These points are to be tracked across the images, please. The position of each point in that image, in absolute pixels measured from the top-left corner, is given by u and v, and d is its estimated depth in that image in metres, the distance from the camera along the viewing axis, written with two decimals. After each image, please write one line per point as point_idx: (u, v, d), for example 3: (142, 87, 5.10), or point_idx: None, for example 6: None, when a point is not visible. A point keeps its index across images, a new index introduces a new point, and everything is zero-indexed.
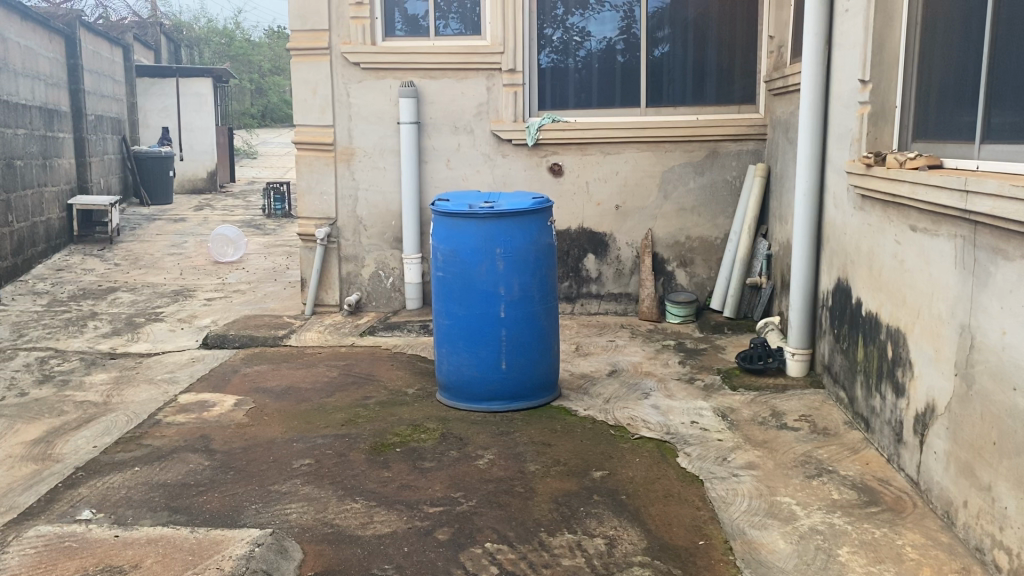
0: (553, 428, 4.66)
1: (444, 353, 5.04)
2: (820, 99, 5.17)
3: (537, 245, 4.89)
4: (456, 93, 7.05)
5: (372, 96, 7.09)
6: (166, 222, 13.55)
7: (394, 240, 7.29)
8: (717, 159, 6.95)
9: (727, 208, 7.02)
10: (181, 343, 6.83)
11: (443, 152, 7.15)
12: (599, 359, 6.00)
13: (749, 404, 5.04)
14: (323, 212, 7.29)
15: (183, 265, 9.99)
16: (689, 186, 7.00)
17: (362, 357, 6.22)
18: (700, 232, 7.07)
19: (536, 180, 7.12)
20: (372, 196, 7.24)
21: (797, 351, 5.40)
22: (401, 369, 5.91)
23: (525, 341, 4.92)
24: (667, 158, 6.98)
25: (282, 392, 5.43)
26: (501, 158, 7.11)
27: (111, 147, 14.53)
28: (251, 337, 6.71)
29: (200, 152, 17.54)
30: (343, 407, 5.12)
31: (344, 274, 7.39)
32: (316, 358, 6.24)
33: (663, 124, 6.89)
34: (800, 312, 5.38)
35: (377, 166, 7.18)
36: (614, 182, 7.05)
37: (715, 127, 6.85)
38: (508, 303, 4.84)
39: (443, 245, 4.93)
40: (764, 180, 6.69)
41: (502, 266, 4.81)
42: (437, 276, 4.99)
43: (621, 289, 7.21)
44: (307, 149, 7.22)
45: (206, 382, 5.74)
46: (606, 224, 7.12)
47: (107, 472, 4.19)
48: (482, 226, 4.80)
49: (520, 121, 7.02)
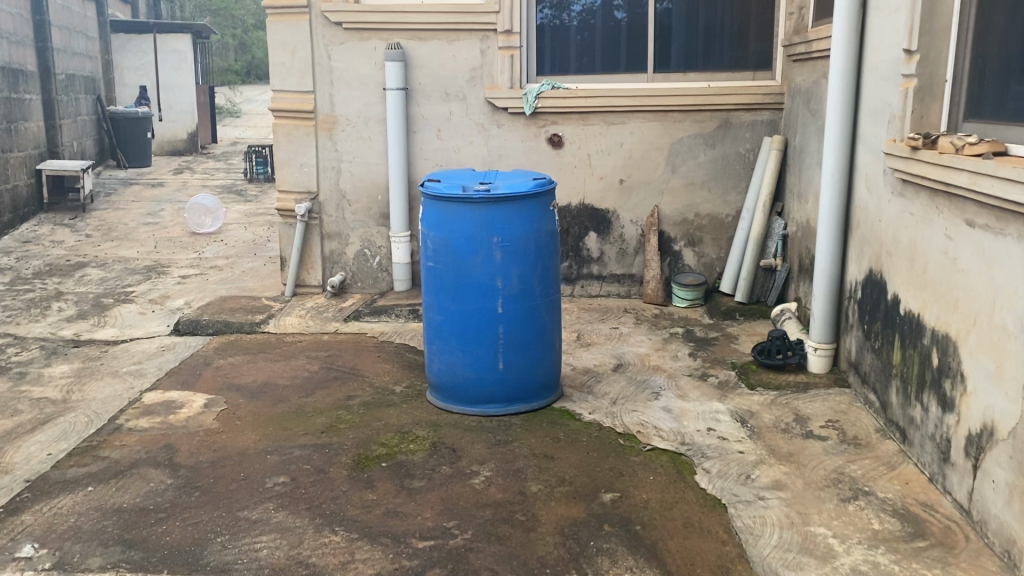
0: (556, 437, 4.21)
1: (435, 351, 4.58)
2: (852, 69, 4.66)
3: (538, 233, 4.42)
4: (447, 56, 6.49)
5: (355, 59, 6.52)
6: (143, 187, 12.95)
7: (381, 216, 6.77)
8: (729, 130, 6.44)
9: (739, 184, 6.53)
10: (151, 328, 6.33)
11: (432, 121, 6.60)
12: (603, 351, 5.54)
13: (770, 408, 4.59)
14: (304, 185, 6.75)
15: (158, 237, 9.43)
16: (698, 159, 6.50)
17: (346, 348, 5.74)
18: (709, 209, 6.58)
19: (533, 152, 6.59)
20: (356, 168, 6.70)
21: (820, 346, 4.96)
22: (388, 362, 5.44)
23: (525, 339, 4.47)
24: (675, 128, 6.46)
25: (257, 391, 4.95)
26: (496, 128, 6.57)
27: (84, 107, 13.86)
28: (226, 323, 6.22)
29: (179, 112, 16.81)
30: (324, 410, 4.65)
31: (328, 253, 6.88)
32: (296, 348, 5.76)
33: (672, 92, 6.36)
34: (824, 303, 4.92)
35: (362, 136, 6.64)
36: (618, 155, 6.53)
37: (728, 95, 6.35)
38: (506, 297, 4.38)
39: (434, 232, 4.45)
40: (780, 153, 6.23)
41: (499, 257, 4.34)
42: (426, 265, 4.52)
43: (625, 270, 6.73)
44: (285, 117, 6.66)
45: (176, 377, 5.25)
46: (609, 199, 6.62)
47: (56, 493, 3.73)
48: (477, 212, 4.32)
49: (517, 88, 6.47)
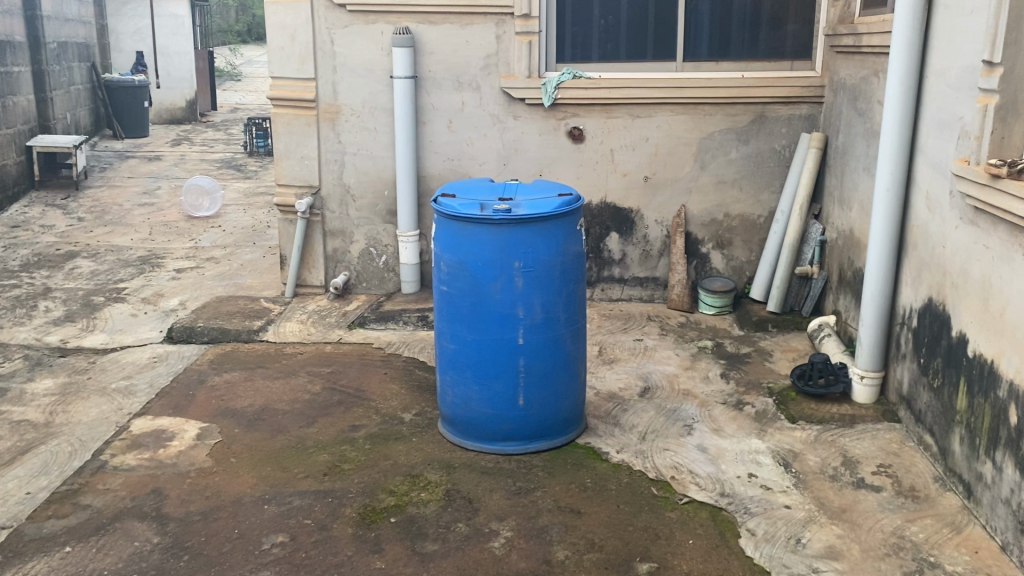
0: (582, 485, 3.83)
1: (448, 382, 4.17)
2: (914, 73, 4.20)
3: (564, 257, 3.99)
4: (460, 41, 5.99)
5: (361, 45, 6.04)
6: (140, 162, 12.47)
7: (388, 213, 6.34)
8: (764, 125, 5.97)
9: (773, 182, 6.07)
10: (142, 334, 5.93)
11: (443, 111, 6.12)
12: (627, 370, 5.14)
13: (815, 447, 4.20)
14: (305, 179, 6.30)
15: (153, 221, 8.99)
16: (730, 155, 6.03)
17: (350, 363, 5.34)
18: (740, 209, 6.12)
19: (551, 147, 6.11)
20: (361, 162, 6.25)
21: (867, 374, 4.55)
22: (396, 381, 5.04)
23: (548, 372, 4.06)
24: (705, 122, 5.99)
25: (254, 418, 4.56)
26: (511, 120, 6.09)
27: (78, 76, 13.33)
28: (222, 330, 5.81)
29: (177, 79, 16.23)
30: (327, 445, 4.26)
31: (331, 251, 6.45)
32: (296, 362, 5.36)
33: (702, 83, 5.88)
34: (874, 329, 4.50)
35: (367, 127, 6.17)
36: (643, 150, 6.06)
37: (764, 87, 5.87)
38: (527, 328, 3.97)
39: (448, 254, 4.02)
40: (820, 152, 5.78)
41: (520, 284, 3.92)
42: (439, 290, 4.10)
43: (648, 273, 6.30)
44: (284, 106, 6.19)
45: (167, 398, 4.86)
46: (633, 198, 6.16)
47: (31, 556, 3.36)
48: (496, 234, 3.89)
49: (535, 77, 5.99)
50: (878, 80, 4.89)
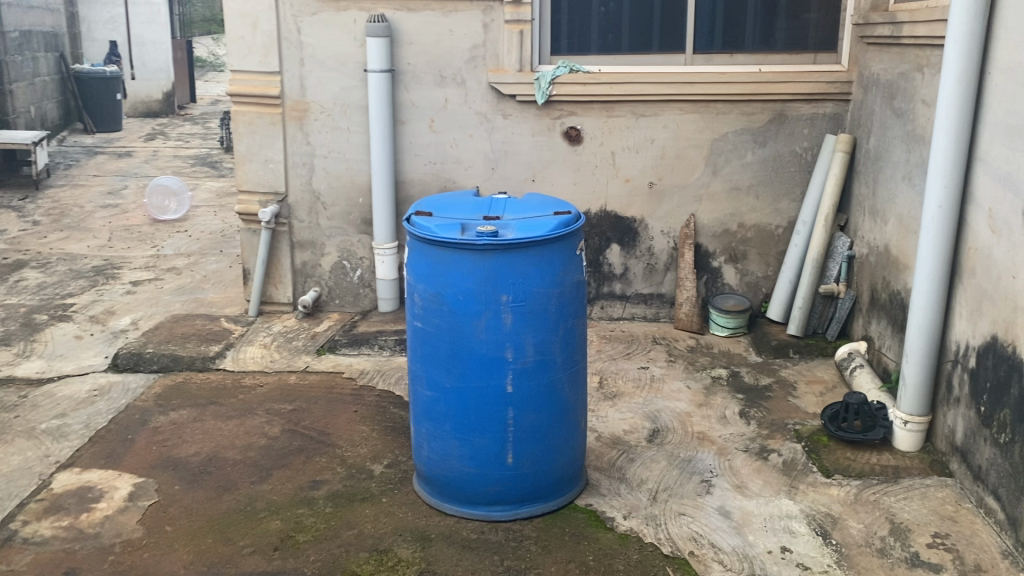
0: (585, 565, 3.20)
1: (424, 435, 3.52)
2: (974, 68, 3.56)
3: (561, 288, 3.34)
4: (442, 31, 5.32)
5: (331, 34, 5.36)
6: (108, 158, 11.74)
7: (362, 223, 5.67)
8: (783, 125, 5.32)
9: (794, 189, 5.42)
10: (85, 361, 5.26)
11: (425, 108, 5.45)
12: (632, 407, 4.49)
13: (855, 511, 3.57)
14: (269, 185, 5.63)
15: (114, 226, 8.30)
16: (745, 159, 5.38)
17: (315, 397, 4.68)
18: (756, 219, 5.48)
19: (545, 148, 5.45)
20: (333, 166, 5.58)
21: (911, 418, 3.93)
22: (367, 422, 4.39)
23: (542, 425, 3.42)
24: (718, 122, 5.34)
25: (199, 473, 3.91)
26: (500, 119, 5.43)
27: (43, 67, 12.59)
28: (173, 358, 5.14)
29: (153, 69, 15.45)
30: (281, 508, 3.61)
31: (299, 264, 5.79)
32: (255, 397, 4.70)
33: (716, 78, 5.23)
34: (921, 367, 3.86)
35: (339, 126, 5.50)
36: (647, 153, 5.41)
37: (784, 83, 5.22)
38: (518, 374, 3.33)
39: (423, 285, 3.37)
40: (847, 157, 5.15)
41: (508, 321, 3.28)
42: (412, 327, 3.45)
43: (653, 290, 5.65)
44: (245, 103, 5.52)
45: (101, 443, 4.20)
46: (636, 206, 5.51)
47: None
48: (480, 263, 3.24)
49: (527, 71, 5.32)
50: (922, 76, 4.24)
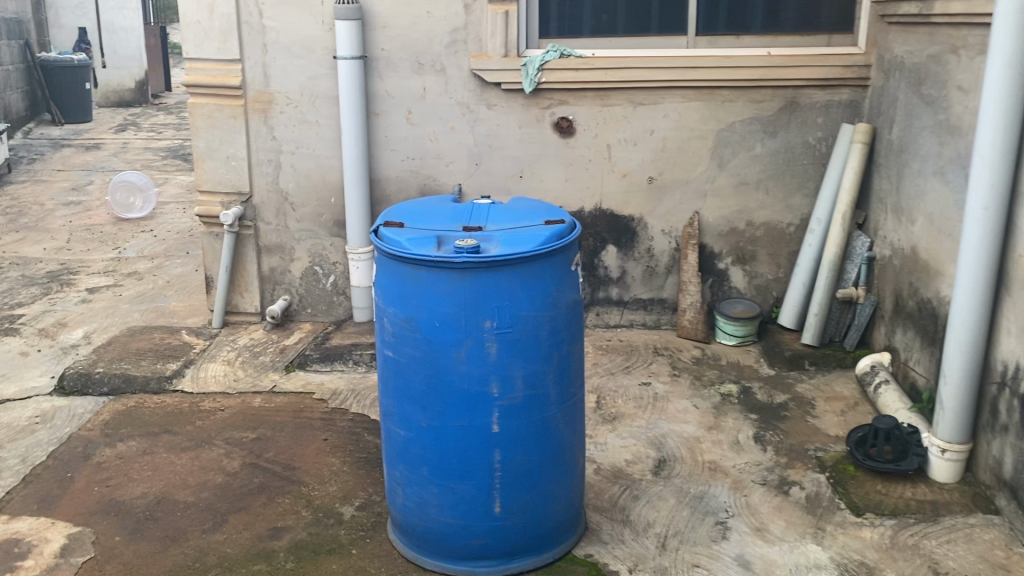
0: None
1: (398, 479, 3.06)
2: None
3: (554, 311, 2.87)
4: (419, 12, 4.82)
5: (296, 17, 4.85)
6: (75, 151, 11.18)
7: (335, 225, 5.18)
8: (795, 113, 4.85)
9: (807, 184, 4.95)
10: (28, 382, 4.76)
11: (401, 98, 4.95)
12: (635, 432, 4.03)
13: (892, 557, 3.13)
14: (232, 184, 5.13)
15: (74, 226, 7.78)
16: (754, 151, 4.91)
17: (282, 423, 4.20)
18: (765, 216, 5.01)
19: (534, 142, 4.96)
20: (301, 162, 5.08)
21: (950, 447, 3.48)
22: (338, 453, 3.92)
23: (533, 468, 2.95)
24: (723, 110, 4.86)
25: (144, 520, 3.43)
26: (484, 109, 4.93)
27: (6, 55, 11.99)
28: (125, 378, 4.65)
29: (125, 57, 14.73)
30: (235, 565, 3.14)
31: (267, 270, 5.29)
32: (214, 424, 4.22)
33: (722, 63, 4.74)
34: (962, 389, 3.41)
35: (307, 119, 5.00)
36: (646, 146, 4.93)
37: (796, 67, 4.74)
38: (505, 411, 2.86)
39: (393, 309, 2.89)
40: (866, 148, 4.68)
41: (493, 351, 2.80)
42: (382, 356, 2.98)
43: (653, 295, 5.18)
44: (204, 94, 5.01)
45: (36, 484, 3.72)
46: (634, 203, 5.03)
47: None
48: (459, 284, 2.76)
49: (513, 56, 4.83)
50: (957, 59, 3.77)
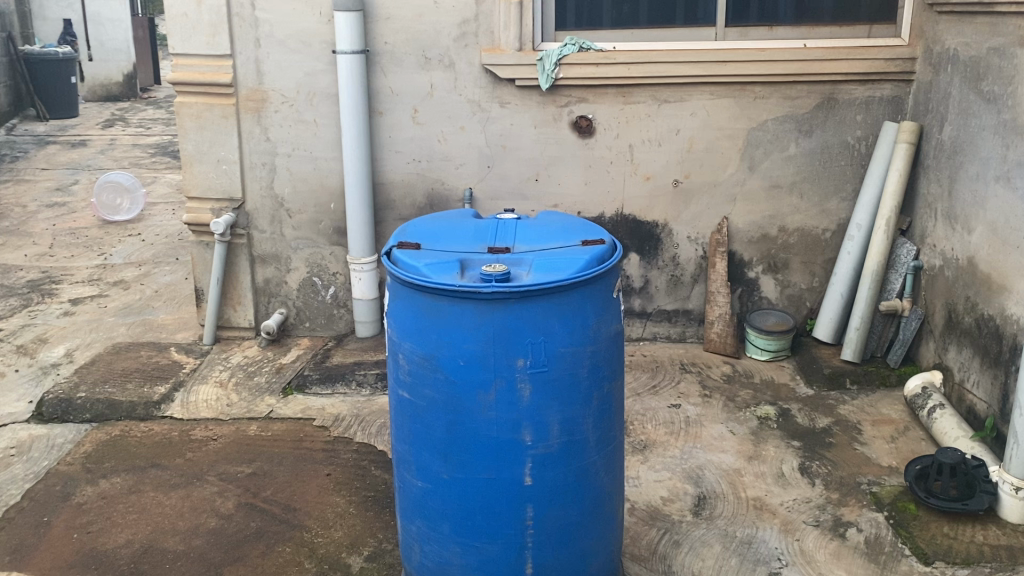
0: None
1: (416, 534, 2.70)
2: None
3: (594, 345, 2.50)
4: (425, 3, 4.43)
5: (292, 8, 4.46)
6: (60, 148, 10.74)
7: (335, 233, 4.80)
8: (833, 110, 4.48)
9: (845, 186, 4.58)
10: (4, 407, 4.38)
11: (406, 96, 4.56)
12: (669, 464, 3.68)
13: None
14: (224, 189, 4.75)
15: (58, 229, 7.37)
16: (788, 152, 4.54)
17: (281, 455, 3.84)
18: (799, 221, 4.65)
19: (550, 142, 4.59)
20: (298, 166, 4.70)
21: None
22: (343, 490, 3.55)
23: (570, 524, 2.59)
24: (755, 108, 4.49)
25: None
26: (497, 108, 4.56)
27: None
28: (110, 404, 4.27)
29: (111, 50, 14.24)
30: None
31: (262, 282, 4.92)
32: (206, 456, 3.85)
33: (755, 57, 4.37)
34: None
35: (304, 119, 4.61)
36: (672, 146, 4.56)
37: (835, 60, 4.37)
38: (539, 462, 2.50)
39: (409, 345, 2.52)
40: (911, 149, 4.32)
41: (526, 394, 2.44)
42: (397, 397, 2.62)
43: (678, 306, 4.82)
44: (192, 92, 4.62)
45: (9, 531, 3.35)
46: (658, 208, 4.67)
47: None
48: (486, 318, 2.39)
49: (528, 50, 4.45)
50: None
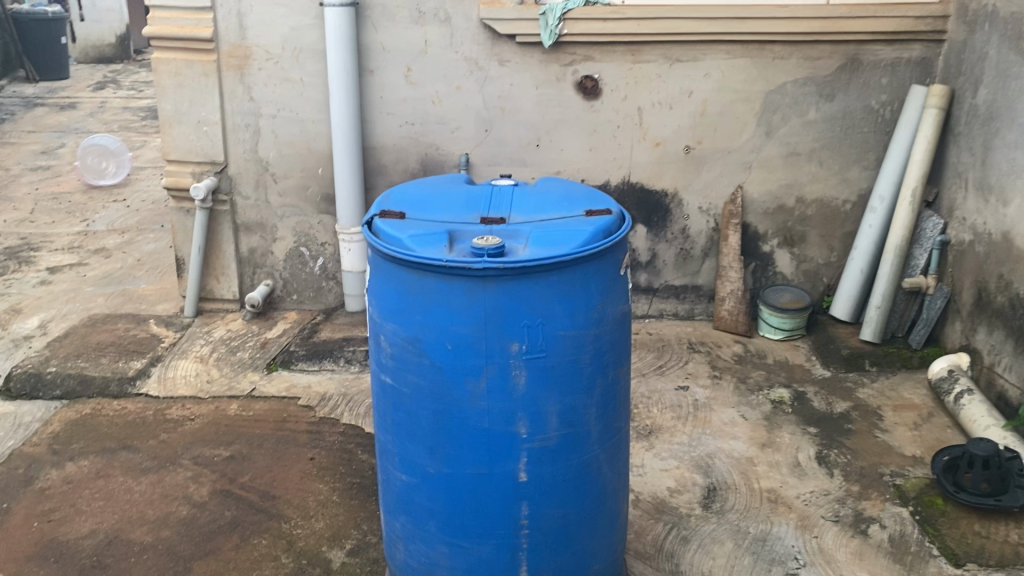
0: None
1: (400, 532, 2.45)
2: None
3: (599, 328, 2.23)
4: None
5: None
6: (49, 111, 10.42)
7: (323, 200, 4.52)
8: (857, 73, 4.17)
9: (867, 154, 4.29)
10: None
11: (398, 53, 4.25)
12: (676, 452, 3.43)
13: None
14: (205, 153, 4.46)
15: (41, 195, 7.09)
16: (807, 116, 4.24)
17: (262, 437, 3.59)
18: (818, 192, 4.35)
19: (552, 104, 4.29)
20: (284, 128, 4.40)
21: None
22: (326, 476, 3.31)
23: (569, 524, 2.34)
24: (774, 69, 4.18)
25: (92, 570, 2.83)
26: (496, 67, 4.25)
27: None
28: (81, 379, 4.02)
29: (105, 10, 13.83)
30: None
31: (246, 251, 4.64)
32: (181, 438, 3.60)
33: (775, 13, 4.05)
34: None
35: (290, 77, 4.31)
36: (683, 110, 4.26)
37: (861, 18, 4.06)
38: (535, 456, 2.24)
39: (392, 325, 2.26)
40: (941, 115, 4.02)
41: (521, 381, 2.17)
42: (379, 383, 2.36)
43: (686, 281, 4.55)
44: (170, 48, 4.32)
45: None
46: (667, 176, 4.38)
47: None
48: (478, 298, 2.12)
49: (530, 4, 4.13)
50: None
